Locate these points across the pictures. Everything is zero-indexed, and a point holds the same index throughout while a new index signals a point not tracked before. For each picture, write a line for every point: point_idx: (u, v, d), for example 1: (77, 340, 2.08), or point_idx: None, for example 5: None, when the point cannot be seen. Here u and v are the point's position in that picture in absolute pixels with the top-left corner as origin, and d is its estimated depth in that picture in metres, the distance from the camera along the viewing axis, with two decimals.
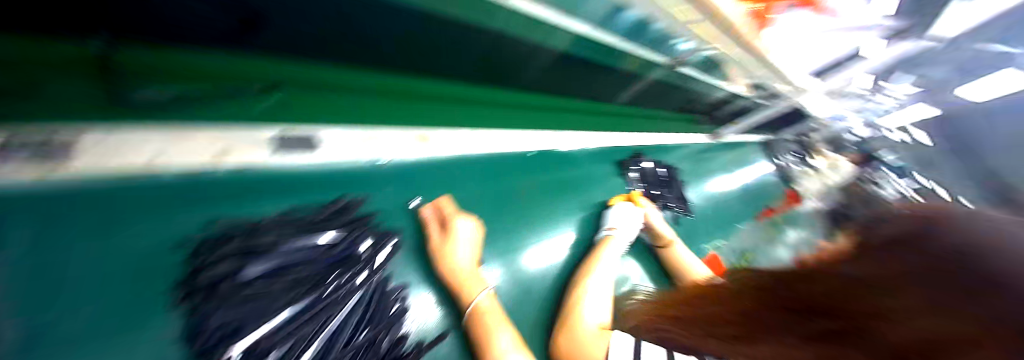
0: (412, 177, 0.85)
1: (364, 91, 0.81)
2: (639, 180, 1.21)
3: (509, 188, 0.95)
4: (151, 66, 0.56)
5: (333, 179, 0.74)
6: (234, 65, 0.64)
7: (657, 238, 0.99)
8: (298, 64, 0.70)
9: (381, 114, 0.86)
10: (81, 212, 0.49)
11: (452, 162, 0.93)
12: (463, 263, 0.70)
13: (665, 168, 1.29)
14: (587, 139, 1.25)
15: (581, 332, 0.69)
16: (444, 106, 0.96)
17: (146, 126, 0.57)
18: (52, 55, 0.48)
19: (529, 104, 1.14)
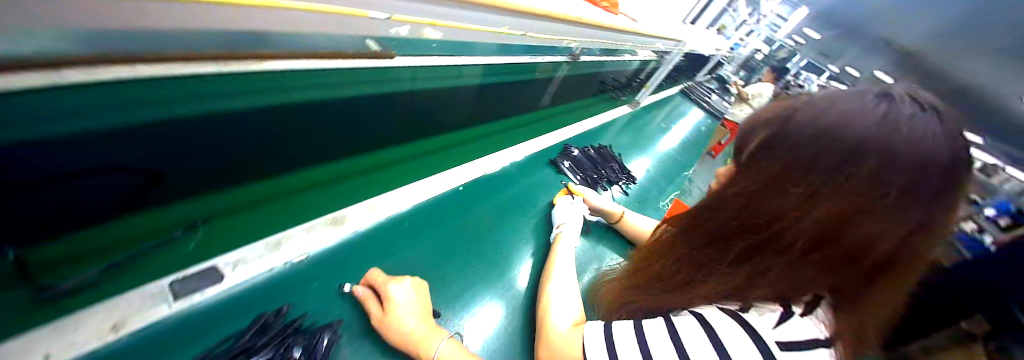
0: (354, 252, 0.69)
1: (295, 192, 0.77)
2: (574, 170, 1.27)
3: (463, 226, 0.86)
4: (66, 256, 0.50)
5: (259, 295, 0.56)
6: (232, 204, 0.68)
7: (610, 216, 1.10)
8: (217, 194, 0.68)
9: (331, 200, 0.78)
10: None
11: (404, 218, 0.80)
12: (414, 325, 0.55)
13: (597, 150, 1.42)
14: (509, 153, 1.21)
15: (553, 336, 0.64)
16: (400, 169, 0.98)
17: (72, 315, 0.44)
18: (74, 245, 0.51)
19: (468, 141, 1.25)
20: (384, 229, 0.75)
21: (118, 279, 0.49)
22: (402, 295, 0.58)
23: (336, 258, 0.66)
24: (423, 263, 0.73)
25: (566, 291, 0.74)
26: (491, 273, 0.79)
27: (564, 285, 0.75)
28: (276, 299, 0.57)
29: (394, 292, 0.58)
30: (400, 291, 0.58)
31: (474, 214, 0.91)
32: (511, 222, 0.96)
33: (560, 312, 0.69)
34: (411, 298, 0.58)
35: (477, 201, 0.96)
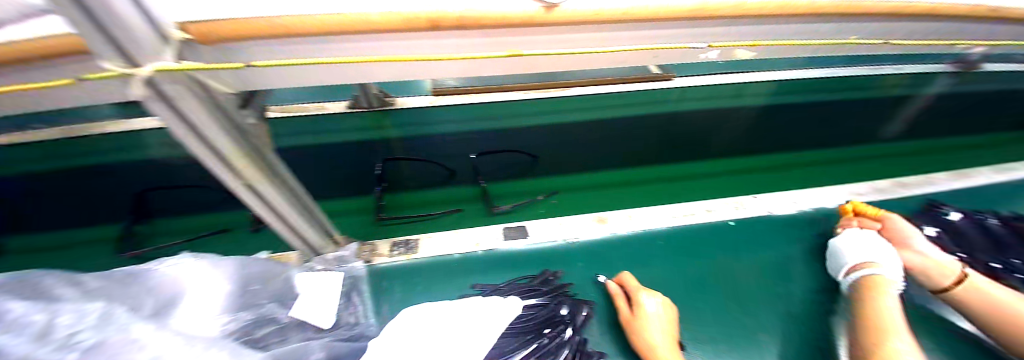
0: (608, 251, 0.76)
1: (577, 188, 0.93)
2: (945, 239, 0.81)
3: (724, 267, 0.75)
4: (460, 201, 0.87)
5: (537, 257, 0.73)
6: (535, 188, 0.91)
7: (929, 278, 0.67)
8: (527, 179, 0.94)
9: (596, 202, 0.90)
10: (414, 284, 0.68)
11: (657, 235, 0.80)
12: (663, 343, 0.54)
13: (1003, 222, 0.85)
14: (807, 192, 0.93)
15: None
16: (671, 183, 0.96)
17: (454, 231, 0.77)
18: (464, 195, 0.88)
19: (756, 167, 1.04)
20: (643, 242, 0.78)
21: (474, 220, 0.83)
22: (654, 307, 0.59)
23: (602, 253, 0.75)
24: (674, 288, 0.71)
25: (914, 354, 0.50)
26: (757, 341, 0.64)
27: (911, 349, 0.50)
28: (553, 265, 0.72)
29: (646, 302, 0.60)
30: (651, 302, 0.60)
31: (739, 257, 0.77)
32: (795, 283, 0.73)
33: None
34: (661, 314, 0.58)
35: (760, 243, 0.80)
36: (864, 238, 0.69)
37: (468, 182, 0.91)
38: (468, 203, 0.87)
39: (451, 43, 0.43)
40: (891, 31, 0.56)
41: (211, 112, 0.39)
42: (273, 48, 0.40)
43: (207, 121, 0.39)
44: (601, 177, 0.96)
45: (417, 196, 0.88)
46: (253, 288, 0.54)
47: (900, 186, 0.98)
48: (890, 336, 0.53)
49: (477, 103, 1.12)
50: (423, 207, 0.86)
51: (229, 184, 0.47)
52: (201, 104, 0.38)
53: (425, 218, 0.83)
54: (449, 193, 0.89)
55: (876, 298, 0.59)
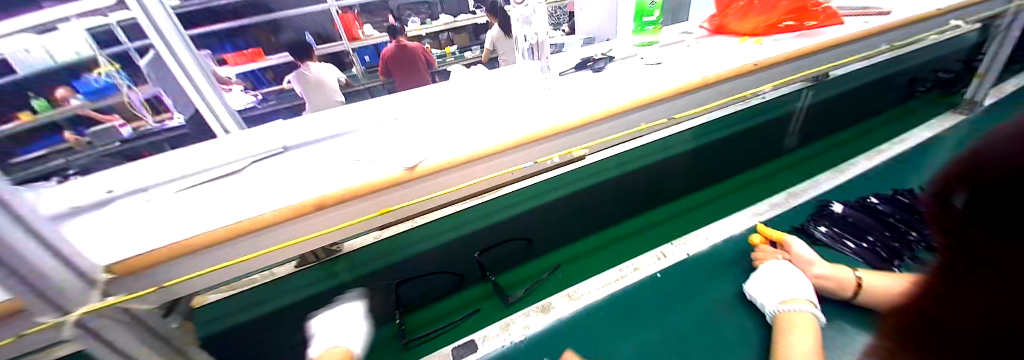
0: (551, 341, 0.78)
1: (572, 260, 1.02)
2: (841, 235, 0.92)
3: (658, 327, 0.79)
4: (472, 303, 0.91)
5: None
6: (533, 272, 0.99)
7: (838, 291, 0.73)
8: (534, 263, 1.01)
9: (591, 268, 0.98)
10: None
11: (593, 310, 0.84)
12: None
13: (877, 200, 1.01)
14: (723, 224, 1.03)
15: None
16: (660, 232, 1.06)
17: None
18: (474, 295, 0.94)
19: (728, 193, 1.19)
20: (588, 326, 0.81)
21: (483, 319, 0.86)
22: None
23: (546, 347, 0.77)
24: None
25: None
26: None
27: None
28: None
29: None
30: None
31: (668, 311, 0.81)
32: (725, 325, 0.77)
33: None
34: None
35: (687, 295, 0.85)
36: (778, 271, 0.76)
37: (479, 281, 0.98)
38: (485, 300, 0.92)
39: (333, 216, 0.53)
40: (688, 104, 0.75)
41: (134, 329, 0.48)
42: (193, 260, 0.48)
43: (131, 338, 0.48)
44: (591, 245, 1.06)
45: (432, 311, 0.91)
46: None
47: (795, 195, 1.11)
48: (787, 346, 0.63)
49: (422, 225, 1.21)
50: (438, 320, 0.88)
51: None
52: (117, 322, 0.46)
53: (447, 327, 0.86)
54: (459, 299, 0.94)
55: (787, 329, 0.66)
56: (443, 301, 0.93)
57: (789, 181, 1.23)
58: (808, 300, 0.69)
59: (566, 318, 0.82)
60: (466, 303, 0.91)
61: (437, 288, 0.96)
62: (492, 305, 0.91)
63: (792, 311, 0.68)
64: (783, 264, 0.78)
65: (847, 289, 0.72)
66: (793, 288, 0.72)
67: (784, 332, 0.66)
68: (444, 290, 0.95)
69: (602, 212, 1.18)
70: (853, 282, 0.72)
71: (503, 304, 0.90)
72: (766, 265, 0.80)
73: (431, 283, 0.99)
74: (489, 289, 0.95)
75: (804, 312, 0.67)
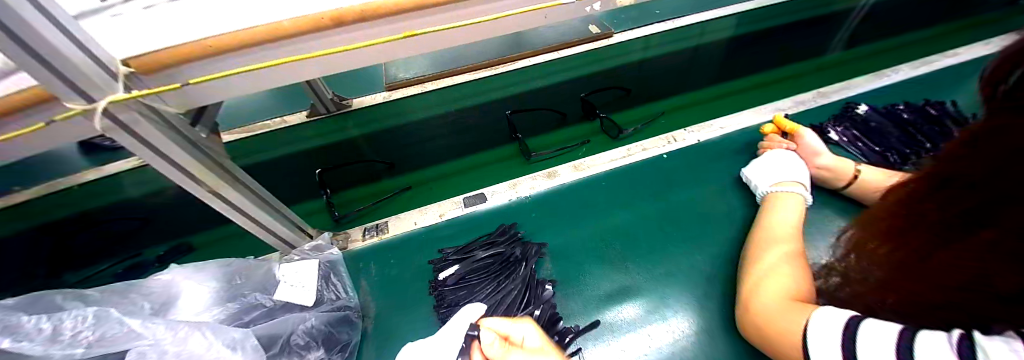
0: (552, 200, 0.84)
1: (669, 109, 1.09)
2: (851, 137, 0.92)
3: (651, 198, 0.84)
4: (578, 136, 1.01)
5: (490, 218, 0.81)
6: (635, 115, 1.08)
7: (830, 181, 0.77)
8: (630, 111, 1.09)
9: (684, 120, 1.05)
10: (381, 258, 0.76)
11: (595, 179, 0.88)
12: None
13: (903, 105, 0.98)
14: (742, 116, 1.02)
15: (762, 256, 0.62)
16: (750, 99, 1.11)
17: (422, 209, 0.84)
18: (579, 131, 1.03)
19: (770, 79, 1.19)
20: (588, 191, 0.86)
21: (596, 146, 0.98)
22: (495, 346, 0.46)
23: (548, 204, 0.83)
24: (625, 232, 0.78)
25: (786, 230, 0.64)
26: (686, 259, 0.73)
27: (786, 227, 0.64)
28: (510, 219, 0.81)
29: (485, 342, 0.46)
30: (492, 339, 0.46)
31: (666, 187, 0.85)
32: (716, 201, 0.82)
33: (779, 239, 0.63)
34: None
35: (686, 176, 0.88)
36: (785, 157, 0.77)
37: (582, 121, 1.05)
38: (593, 135, 1.01)
39: (350, 37, 0.47)
40: None
41: (165, 131, 0.46)
42: (207, 67, 0.44)
43: (164, 138, 0.46)
44: (687, 101, 1.11)
45: (549, 138, 1.01)
46: (236, 283, 0.59)
47: (824, 95, 1.07)
48: (776, 212, 0.68)
49: (433, 91, 1.15)
50: (557, 143, 1.00)
51: (196, 193, 0.54)
52: (147, 119, 0.43)
53: (565, 150, 0.97)
54: (572, 131, 1.03)
55: (779, 203, 0.69)
56: (557, 132, 1.03)
57: (823, 77, 1.19)
58: (801, 183, 0.71)
59: (569, 183, 0.87)
60: (573, 136, 1.01)
61: (544, 123, 1.06)
62: (599, 139, 1.00)
63: (786, 192, 0.70)
64: (786, 153, 0.78)
65: (841, 180, 0.76)
66: (793, 171, 0.74)
67: (775, 209, 0.69)
68: (549, 127, 1.05)
69: (649, 86, 1.17)
70: (850, 175, 0.74)
71: (609, 139, 1.00)
72: (771, 154, 0.80)
73: (539, 118, 1.07)
74: (595, 127, 1.03)
75: (794, 192, 0.70)
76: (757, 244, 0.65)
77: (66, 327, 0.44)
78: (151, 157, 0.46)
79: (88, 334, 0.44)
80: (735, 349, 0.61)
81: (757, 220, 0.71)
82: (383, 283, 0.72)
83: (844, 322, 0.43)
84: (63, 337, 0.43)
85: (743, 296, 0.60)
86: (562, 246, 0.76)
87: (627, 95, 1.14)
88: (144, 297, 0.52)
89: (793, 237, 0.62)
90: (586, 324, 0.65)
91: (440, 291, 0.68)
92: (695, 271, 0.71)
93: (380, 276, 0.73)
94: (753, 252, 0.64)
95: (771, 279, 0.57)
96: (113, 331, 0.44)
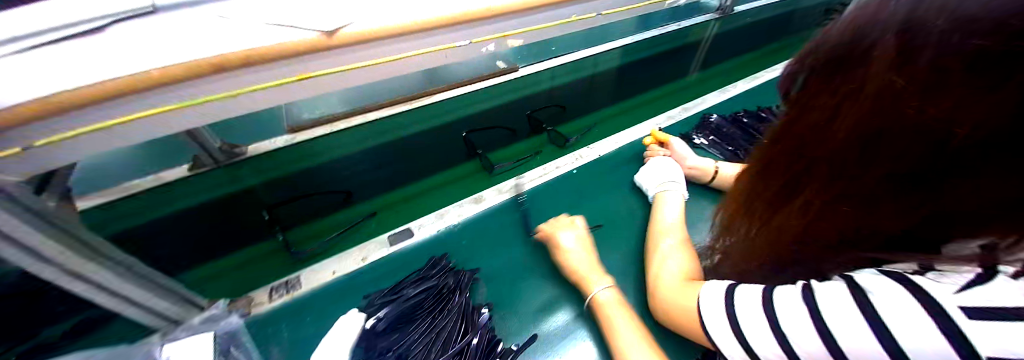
0: (478, 226, 0.86)
1: (602, 119, 1.35)
2: (710, 141, 1.14)
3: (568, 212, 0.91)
4: (531, 148, 1.20)
5: (415, 255, 0.79)
6: (577, 125, 1.32)
7: (700, 177, 0.94)
8: (572, 122, 1.33)
9: (611, 128, 1.32)
10: (293, 318, 0.68)
11: (516, 202, 0.92)
12: (578, 258, 0.73)
13: (741, 113, 1.26)
14: (633, 131, 1.19)
15: (658, 247, 0.72)
16: (659, 108, 1.43)
17: (341, 256, 0.78)
18: (533, 143, 1.22)
19: (662, 96, 1.49)
20: (510, 213, 0.90)
21: (549, 154, 1.16)
22: (574, 235, 0.78)
23: (475, 231, 0.85)
24: (554, 245, 0.83)
25: (671, 223, 0.76)
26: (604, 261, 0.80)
27: (671, 220, 0.77)
28: (438, 251, 0.80)
29: (568, 232, 0.79)
30: (574, 234, 0.78)
31: (578, 201, 0.94)
32: (621, 207, 0.93)
33: (668, 231, 0.74)
34: (585, 256, 0.74)
35: (594, 188, 0.98)
36: (665, 163, 0.93)
37: (533, 134, 1.23)
38: (544, 146, 1.22)
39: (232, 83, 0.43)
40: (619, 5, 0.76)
41: (5, 211, 0.36)
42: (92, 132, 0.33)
43: (4, 215, 0.36)
44: (612, 111, 1.39)
45: (507, 151, 1.18)
46: None
47: (688, 109, 1.32)
48: (661, 210, 0.81)
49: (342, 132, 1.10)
50: (516, 156, 1.17)
51: (50, 277, 0.43)
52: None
53: (523, 161, 1.14)
54: (524, 145, 1.21)
55: (661, 203, 0.82)
56: (514, 145, 1.20)
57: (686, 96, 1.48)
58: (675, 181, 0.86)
59: (494, 207, 0.90)
60: (528, 148, 1.20)
61: (502, 138, 1.21)
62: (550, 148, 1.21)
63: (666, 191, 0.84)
64: (666, 161, 0.93)
65: (707, 176, 0.93)
66: (671, 174, 0.90)
67: (660, 208, 0.82)
68: (507, 141, 1.21)
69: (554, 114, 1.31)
70: (712, 171, 0.92)
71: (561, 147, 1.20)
72: (658, 162, 0.94)
73: (493, 135, 1.20)
74: (546, 138, 1.23)
75: (672, 191, 0.84)
76: (653, 237, 0.75)
77: None
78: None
79: None
80: (655, 335, 0.67)
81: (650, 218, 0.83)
82: (298, 349, 0.64)
83: (723, 292, 0.53)
84: None
85: (652, 285, 0.67)
86: (496, 270, 0.78)
87: (563, 111, 1.32)
88: None
89: (676, 228, 0.75)
90: (524, 340, 0.66)
91: (370, 337, 0.62)
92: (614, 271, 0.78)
93: (293, 341, 0.65)
94: (654, 244, 0.74)
95: (665, 267, 0.67)
96: None
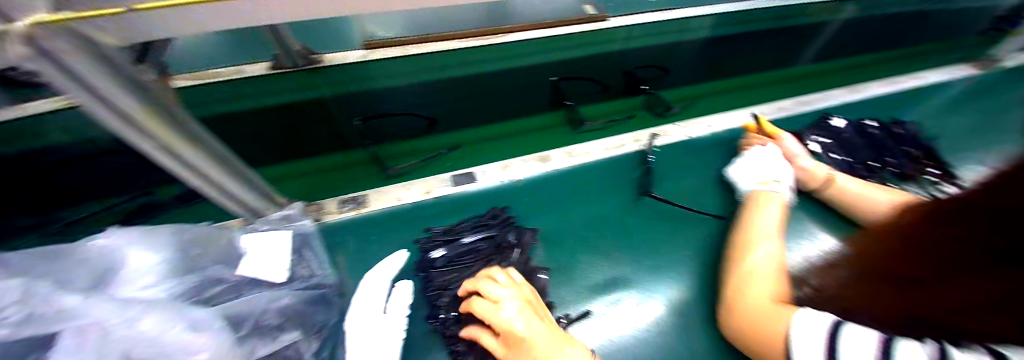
0: (543, 186, 0.82)
1: (707, 91, 1.25)
2: (826, 146, 0.97)
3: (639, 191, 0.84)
4: (625, 108, 1.15)
5: (477, 201, 0.78)
6: (680, 93, 1.23)
7: (806, 182, 0.82)
8: (675, 89, 1.23)
9: (717, 103, 1.22)
10: (358, 234, 0.71)
11: (586, 168, 0.86)
12: (516, 324, 0.50)
13: (872, 121, 1.05)
14: (731, 116, 1.03)
15: (749, 251, 0.64)
16: (778, 89, 1.28)
17: (407, 184, 0.78)
18: (628, 103, 1.16)
19: (779, 77, 1.32)
20: (578, 179, 0.84)
21: (642, 118, 1.11)
22: (502, 290, 0.54)
23: (539, 190, 0.81)
24: (615, 219, 0.78)
25: (769, 227, 0.67)
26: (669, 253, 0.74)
27: (771, 225, 0.67)
28: (499, 203, 0.78)
29: (499, 286, 0.55)
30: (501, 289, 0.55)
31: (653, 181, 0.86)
32: (699, 199, 0.84)
33: (765, 237, 0.65)
34: (524, 315, 0.51)
35: (672, 172, 0.89)
36: (768, 160, 0.80)
37: (628, 94, 1.16)
38: (641, 110, 1.14)
39: None
40: None
41: (96, 65, 0.33)
42: None
43: (105, 79, 0.35)
44: (721, 84, 1.27)
45: (599, 108, 1.14)
46: (194, 253, 0.52)
47: (804, 104, 1.11)
48: (761, 209, 0.70)
49: None
50: (606, 116, 1.13)
51: (142, 147, 0.44)
52: (78, 53, 0.31)
53: (614, 122, 1.10)
54: (615, 104, 1.16)
55: (762, 203, 0.71)
56: (606, 103, 1.15)
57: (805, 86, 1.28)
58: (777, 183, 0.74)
59: (563, 169, 0.85)
60: (622, 108, 1.15)
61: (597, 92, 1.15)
62: (646, 114, 1.13)
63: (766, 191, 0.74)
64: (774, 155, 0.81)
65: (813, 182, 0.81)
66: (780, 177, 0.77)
67: (759, 208, 0.71)
68: (601, 95, 1.15)
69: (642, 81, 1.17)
70: (824, 178, 0.79)
71: (659, 115, 1.12)
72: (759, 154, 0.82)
73: (585, 86, 1.12)
74: (644, 101, 1.15)
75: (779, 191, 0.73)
76: (744, 238, 0.67)
77: None
78: (85, 101, 0.35)
79: (13, 313, 0.36)
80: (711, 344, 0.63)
81: (741, 214, 0.74)
82: (362, 262, 0.68)
83: (823, 331, 0.45)
84: None
85: (731, 291, 0.61)
86: (554, 230, 0.75)
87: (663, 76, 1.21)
88: (80, 266, 0.44)
89: (774, 236, 0.65)
90: (575, 313, 0.65)
91: (429, 273, 0.65)
92: (679, 266, 0.72)
93: (358, 254, 0.69)
94: (739, 248, 0.66)
95: (756, 277, 0.59)
96: (46, 309, 0.37)
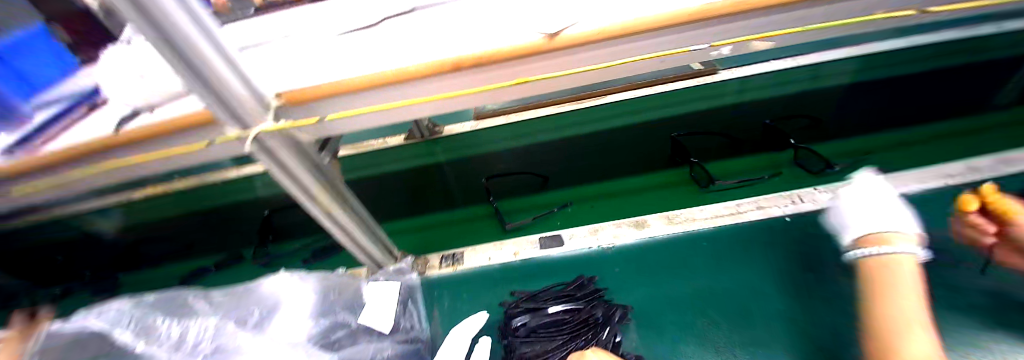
0: (637, 255, 0.77)
1: (871, 146, 1.11)
2: None
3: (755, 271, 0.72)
4: (769, 165, 1.11)
5: (564, 266, 0.76)
6: (834, 149, 1.13)
7: None
8: (826, 144, 1.14)
9: (886, 159, 1.07)
10: (451, 291, 0.76)
11: (684, 238, 0.79)
12: None
13: None
14: None
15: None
16: (964, 146, 1.05)
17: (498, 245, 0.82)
18: (768, 159, 1.12)
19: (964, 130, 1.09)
20: (676, 249, 0.77)
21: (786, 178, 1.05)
22: None
23: (632, 259, 0.76)
24: (727, 297, 0.69)
25: (921, 331, 0.50)
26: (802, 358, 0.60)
27: (921, 326, 0.50)
28: (588, 270, 0.75)
29: None
30: None
31: (770, 261, 0.73)
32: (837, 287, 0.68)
33: (929, 349, 0.48)
34: None
35: (796, 249, 0.75)
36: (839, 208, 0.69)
37: (762, 152, 1.14)
38: (785, 167, 1.09)
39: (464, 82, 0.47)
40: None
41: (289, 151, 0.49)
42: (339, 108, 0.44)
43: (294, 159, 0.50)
44: (886, 137, 1.12)
45: (735, 163, 1.14)
46: (329, 299, 0.61)
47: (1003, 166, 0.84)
48: (893, 298, 0.53)
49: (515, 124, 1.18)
50: (739, 174, 1.11)
51: (315, 213, 0.57)
52: (283, 144, 0.48)
53: (749, 182, 1.07)
54: (750, 160, 1.14)
55: (889, 284, 0.55)
56: (738, 158, 1.15)
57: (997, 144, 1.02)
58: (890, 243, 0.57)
59: (661, 237, 0.79)
60: (761, 164, 1.12)
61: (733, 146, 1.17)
62: (793, 172, 1.08)
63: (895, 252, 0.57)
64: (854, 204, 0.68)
65: None
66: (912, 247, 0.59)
67: (889, 293, 0.54)
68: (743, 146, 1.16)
69: None
70: None
71: (808, 173, 1.06)
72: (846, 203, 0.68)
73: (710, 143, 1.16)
74: (788, 158, 1.11)
75: (895, 256, 0.57)
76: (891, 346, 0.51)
77: (188, 337, 0.51)
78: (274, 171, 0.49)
79: (203, 344, 0.50)
80: None
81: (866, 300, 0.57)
82: (452, 319, 0.72)
83: None
84: (182, 345, 0.50)
85: None
86: (648, 308, 0.69)
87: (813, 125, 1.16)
88: (256, 303, 0.57)
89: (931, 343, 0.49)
90: None
91: (511, 340, 0.63)
92: None
93: (448, 311, 0.73)
94: (882, 340, 0.52)
95: None
96: (224, 344, 0.51)
